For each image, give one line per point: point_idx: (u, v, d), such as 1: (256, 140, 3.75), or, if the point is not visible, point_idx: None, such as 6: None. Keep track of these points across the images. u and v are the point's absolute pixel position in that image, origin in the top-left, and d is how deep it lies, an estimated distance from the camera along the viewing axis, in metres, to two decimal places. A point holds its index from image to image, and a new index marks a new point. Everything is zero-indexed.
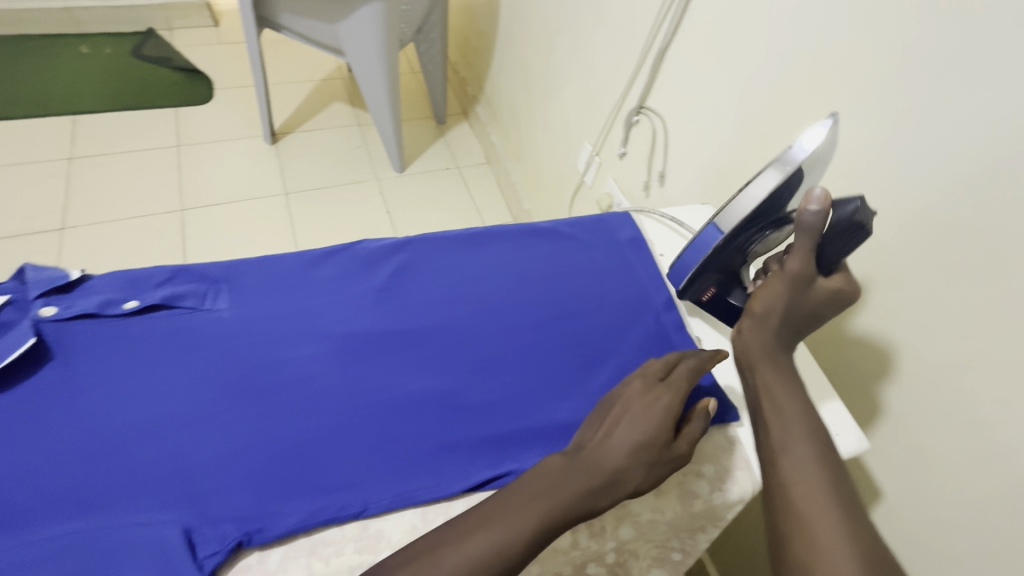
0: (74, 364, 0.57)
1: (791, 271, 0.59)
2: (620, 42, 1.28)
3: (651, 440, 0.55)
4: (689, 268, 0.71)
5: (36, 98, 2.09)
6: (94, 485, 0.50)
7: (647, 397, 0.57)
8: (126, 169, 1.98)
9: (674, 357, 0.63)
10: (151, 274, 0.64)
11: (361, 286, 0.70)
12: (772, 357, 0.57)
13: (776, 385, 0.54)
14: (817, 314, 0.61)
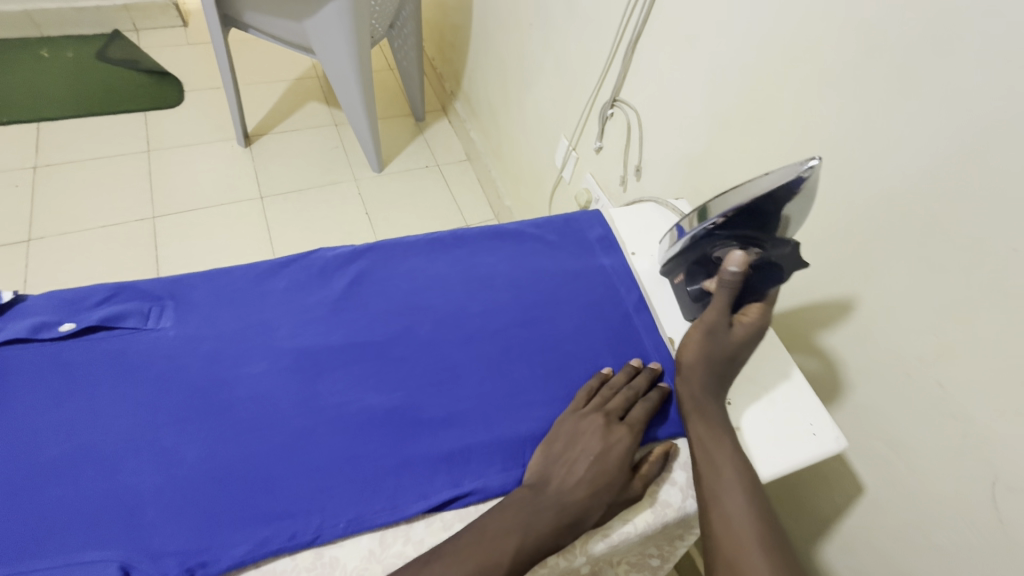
0: (2, 394, 0.53)
1: (708, 320, 0.63)
2: (592, 33, 1.25)
3: (611, 480, 0.55)
4: (669, 247, 0.72)
5: None
6: (19, 527, 0.47)
7: (608, 438, 0.58)
8: (93, 176, 1.92)
9: (632, 389, 0.63)
10: (89, 293, 0.61)
11: (316, 297, 0.66)
12: (703, 409, 0.61)
13: (709, 434, 0.59)
14: (741, 358, 0.64)
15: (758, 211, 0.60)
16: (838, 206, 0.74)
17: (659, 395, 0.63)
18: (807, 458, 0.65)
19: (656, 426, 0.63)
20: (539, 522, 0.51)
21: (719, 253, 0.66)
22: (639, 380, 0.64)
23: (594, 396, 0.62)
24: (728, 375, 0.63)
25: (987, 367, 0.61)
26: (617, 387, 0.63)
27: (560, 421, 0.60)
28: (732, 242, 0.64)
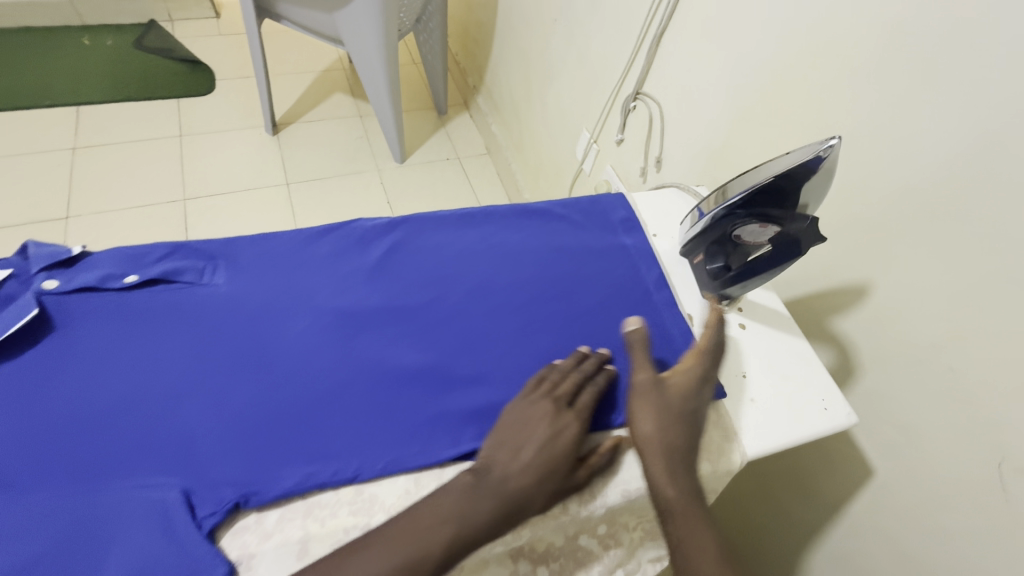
0: (73, 336, 0.58)
1: (639, 382, 0.61)
2: (616, 27, 1.28)
3: (556, 467, 0.55)
4: (689, 229, 0.75)
5: (38, 89, 2.11)
6: (87, 453, 0.51)
7: (555, 427, 0.57)
8: (129, 160, 1.99)
9: (582, 374, 0.62)
10: (149, 249, 0.65)
11: (355, 263, 0.70)
12: (675, 482, 0.56)
13: (692, 517, 0.54)
14: (695, 412, 0.61)
15: (779, 189, 0.64)
16: (856, 193, 0.76)
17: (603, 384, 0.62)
18: (820, 431, 0.68)
19: (608, 412, 0.63)
20: (461, 518, 0.50)
21: (740, 231, 0.69)
22: (587, 365, 0.63)
23: (544, 382, 0.61)
24: (689, 446, 0.59)
25: (998, 352, 0.64)
26: (567, 372, 0.62)
27: (500, 423, 0.58)
28: (752, 221, 0.67)
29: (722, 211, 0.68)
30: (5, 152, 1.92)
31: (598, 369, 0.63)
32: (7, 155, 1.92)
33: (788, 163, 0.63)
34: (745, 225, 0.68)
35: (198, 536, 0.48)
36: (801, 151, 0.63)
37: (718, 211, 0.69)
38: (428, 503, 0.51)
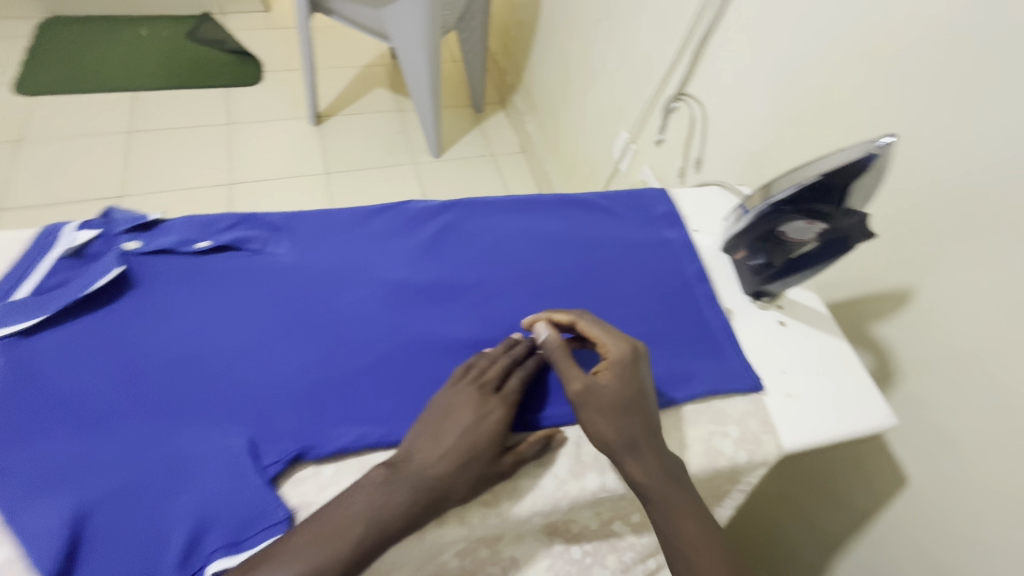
0: (149, 292, 0.62)
1: (577, 390, 0.57)
2: (661, 29, 1.29)
3: (479, 452, 0.54)
4: (734, 225, 0.77)
5: (99, 74, 2.22)
6: (160, 399, 0.55)
7: (478, 411, 0.56)
8: (181, 144, 2.08)
9: (510, 359, 0.61)
10: (220, 219, 0.70)
11: (407, 241, 0.73)
12: (638, 463, 0.55)
13: (667, 494, 0.54)
14: (637, 397, 0.58)
15: (826, 187, 0.64)
16: (904, 196, 0.76)
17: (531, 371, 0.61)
18: (862, 430, 0.67)
19: (539, 401, 0.63)
20: (383, 506, 0.50)
21: (785, 228, 0.70)
22: (517, 350, 0.62)
23: (471, 369, 0.60)
24: (648, 432, 0.56)
25: None
26: (495, 357, 0.61)
27: (421, 415, 0.57)
28: (797, 217, 0.68)
29: (767, 207, 0.70)
30: (67, 132, 2.02)
31: (522, 359, 0.62)
32: (67, 134, 2.02)
33: (836, 161, 0.64)
34: (789, 221, 0.69)
35: (261, 482, 0.51)
36: (850, 149, 0.63)
37: (763, 207, 0.70)
38: (350, 495, 0.50)
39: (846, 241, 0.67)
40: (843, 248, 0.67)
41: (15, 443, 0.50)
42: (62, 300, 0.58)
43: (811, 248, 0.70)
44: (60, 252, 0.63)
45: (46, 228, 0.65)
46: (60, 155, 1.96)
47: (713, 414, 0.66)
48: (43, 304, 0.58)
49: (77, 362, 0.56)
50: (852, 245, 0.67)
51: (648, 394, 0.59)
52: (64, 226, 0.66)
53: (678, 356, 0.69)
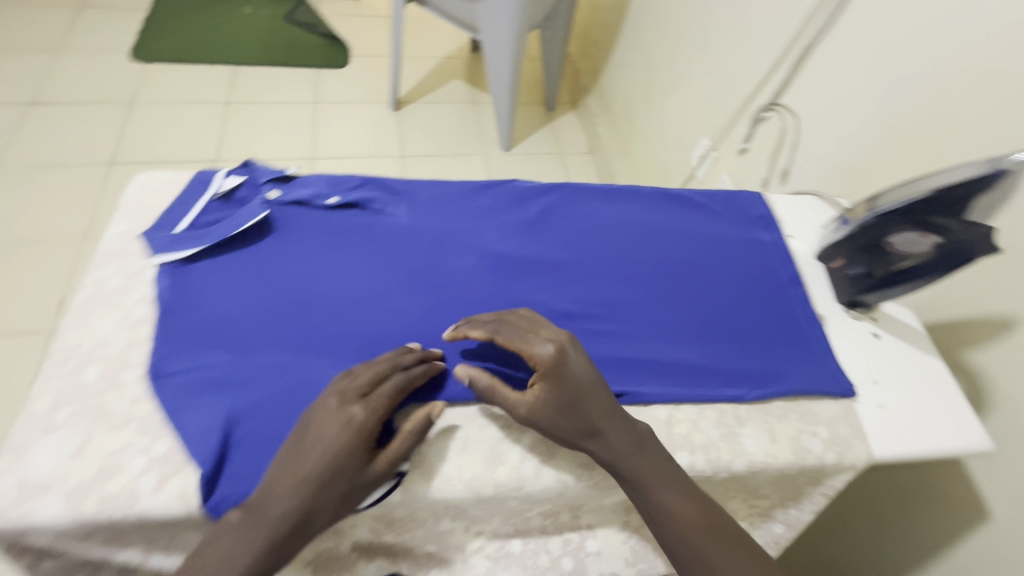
0: (287, 238, 0.68)
1: (525, 413, 0.56)
2: (758, 38, 1.28)
3: (341, 466, 0.50)
4: (832, 234, 0.77)
5: (204, 47, 2.35)
6: (293, 332, 0.61)
7: (335, 420, 0.51)
8: (273, 119, 2.20)
9: (385, 362, 0.57)
10: (347, 178, 0.76)
11: (513, 217, 0.77)
12: (604, 443, 0.55)
13: (637, 468, 0.55)
14: (570, 396, 0.55)
15: (945, 199, 0.63)
16: None
17: (411, 372, 0.57)
18: (955, 449, 0.66)
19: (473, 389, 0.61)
20: (244, 546, 0.47)
21: (892, 238, 0.69)
22: (404, 355, 0.58)
23: (343, 377, 0.55)
24: (590, 426, 0.55)
25: None
26: (370, 362, 0.57)
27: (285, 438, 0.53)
28: (908, 228, 0.67)
29: (872, 219, 0.69)
30: (171, 99, 2.13)
31: (397, 361, 0.57)
32: (172, 101, 2.13)
33: (956, 174, 0.63)
34: (897, 232, 0.68)
35: None
36: (973, 164, 0.62)
37: (868, 218, 0.70)
38: (211, 540, 0.48)
39: (966, 252, 0.66)
40: (962, 258, 0.67)
41: (179, 354, 0.58)
42: (217, 235, 0.66)
43: (923, 258, 0.69)
44: (213, 194, 0.70)
45: (201, 173, 0.73)
46: (164, 119, 2.07)
47: (804, 413, 0.66)
48: (202, 238, 0.65)
49: (227, 291, 0.63)
50: (972, 256, 0.66)
51: (578, 393, 0.55)
52: (215, 172, 0.74)
53: (769, 353, 0.70)
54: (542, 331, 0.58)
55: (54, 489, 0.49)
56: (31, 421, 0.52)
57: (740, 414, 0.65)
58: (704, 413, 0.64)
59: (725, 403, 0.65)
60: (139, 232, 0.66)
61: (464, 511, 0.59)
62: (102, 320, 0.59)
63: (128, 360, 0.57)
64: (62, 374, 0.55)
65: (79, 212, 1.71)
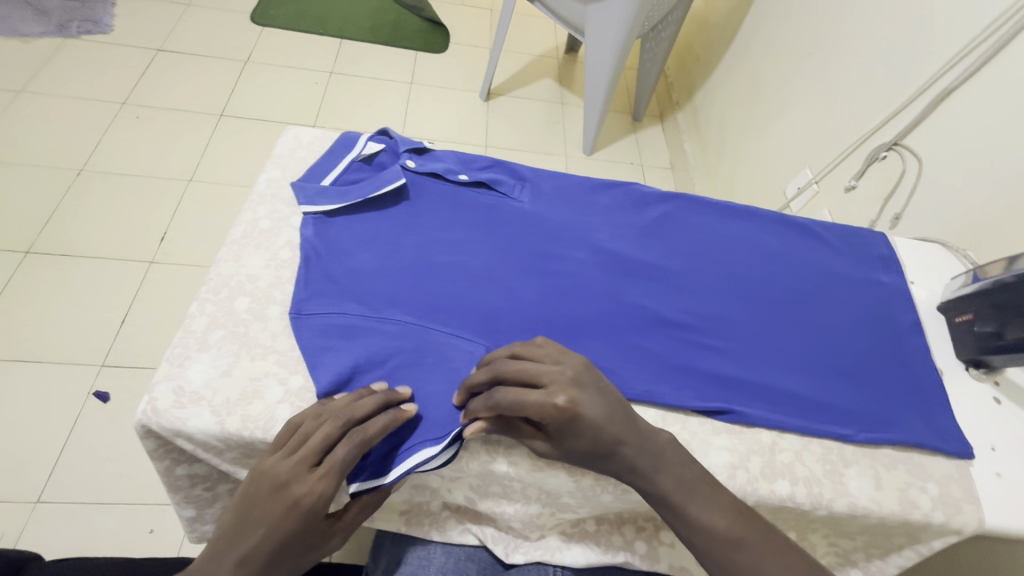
0: (418, 206, 0.72)
1: (543, 455, 0.54)
2: (893, 76, 1.21)
3: (295, 539, 0.49)
4: (970, 286, 0.74)
5: (312, 18, 2.31)
6: (417, 295, 0.64)
7: (280, 498, 0.49)
8: (367, 94, 2.12)
9: (338, 422, 0.51)
10: (477, 159, 0.79)
11: (630, 219, 0.78)
12: (628, 466, 0.54)
13: (660, 479, 0.54)
14: (587, 442, 0.52)
15: None
16: None
17: (369, 432, 0.51)
18: None
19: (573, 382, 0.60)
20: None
21: None
22: (364, 408, 0.53)
23: (293, 437, 0.51)
24: (609, 462, 0.54)
25: None
26: (324, 420, 0.52)
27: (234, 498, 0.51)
28: None
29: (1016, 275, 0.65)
30: (282, 64, 2.10)
31: (355, 422, 0.52)
32: (281, 66, 2.10)
33: None
34: None
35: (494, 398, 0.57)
36: None
37: (1012, 274, 0.66)
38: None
39: None
40: None
41: (316, 299, 0.61)
42: (359, 194, 0.69)
43: None
44: (356, 156, 0.74)
45: (345, 135, 0.78)
46: (273, 82, 2.03)
47: (913, 466, 0.63)
48: (345, 194, 0.69)
49: (362, 248, 0.67)
50: None
51: (595, 443, 0.52)
52: (357, 136, 0.78)
53: (881, 398, 0.67)
54: (546, 382, 0.52)
55: (205, 402, 0.54)
56: (189, 337, 0.57)
57: (846, 454, 0.63)
58: (808, 446, 0.63)
59: (831, 440, 0.63)
60: (291, 181, 0.72)
61: (557, 496, 0.60)
62: (252, 257, 0.64)
63: (273, 297, 0.62)
64: (217, 300, 0.60)
65: (188, 153, 1.71)
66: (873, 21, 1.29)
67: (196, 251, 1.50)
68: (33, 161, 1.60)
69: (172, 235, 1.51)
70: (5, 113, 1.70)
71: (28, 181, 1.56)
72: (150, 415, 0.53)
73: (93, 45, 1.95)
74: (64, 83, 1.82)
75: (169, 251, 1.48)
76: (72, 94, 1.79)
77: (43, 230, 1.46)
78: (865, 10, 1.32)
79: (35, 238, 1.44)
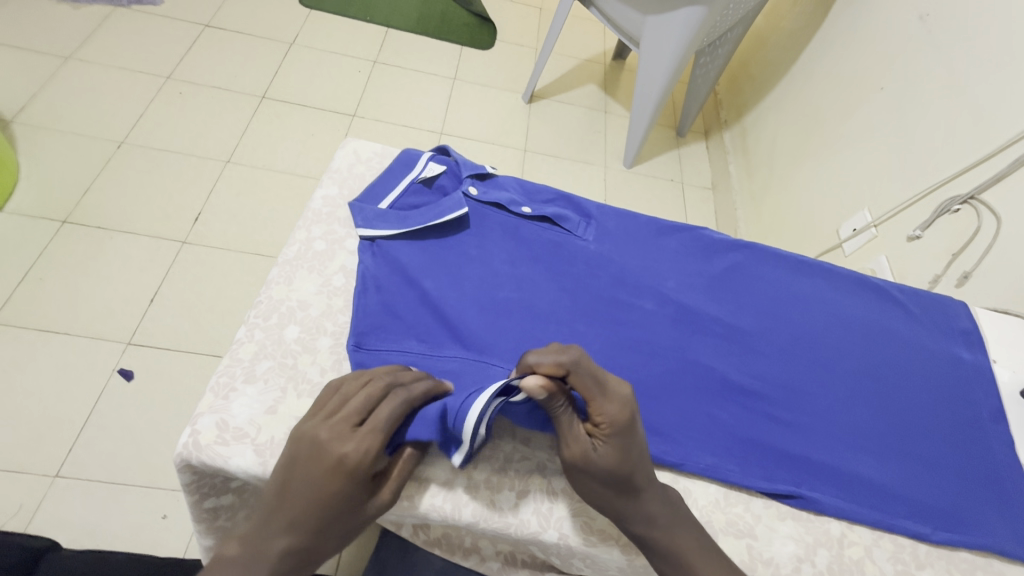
0: (479, 239, 0.68)
1: (581, 458, 0.50)
2: (985, 132, 1.02)
3: (340, 503, 0.45)
4: None
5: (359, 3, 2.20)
6: (478, 335, 0.60)
7: (324, 460, 0.45)
8: (403, 84, 2.00)
9: (382, 381, 0.50)
10: (541, 192, 0.75)
11: (701, 268, 0.73)
12: (643, 515, 0.50)
13: (675, 541, 0.50)
14: (630, 460, 0.49)
15: None
16: None
17: (412, 395, 0.50)
18: None
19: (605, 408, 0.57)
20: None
21: None
22: (405, 373, 0.52)
23: (335, 400, 0.49)
24: (631, 498, 0.50)
25: None
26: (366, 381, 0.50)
27: (274, 468, 0.48)
28: None
29: None
30: (326, 48, 2.02)
31: (395, 381, 0.51)
32: (325, 50, 2.02)
33: None
34: None
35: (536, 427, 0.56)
36: None
37: None
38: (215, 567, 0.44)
39: None
40: None
41: (373, 334, 0.59)
42: (418, 222, 0.66)
43: None
44: (416, 177, 0.71)
45: (407, 152, 0.75)
46: (313, 67, 1.95)
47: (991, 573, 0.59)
48: (405, 220, 0.66)
49: (421, 279, 0.63)
50: None
51: (634, 465, 0.49)
52: (418, 154, 0.74)
53: (960, 492, 0.62)
54: (620, 386, 0.50)
55: (249, 440, 0.51)
56: (234, 366, 0.55)
57: (919, 554, 0.58)
58: (879, 541, 0.58)
59: (904, 536, 0.59)
60: (348, 200, 0.71)
61: (604, 568, 0.56)
62: (304, 281, 0.63)
63: (324, 327, 0.60)
64: (266, 327, 0.59)
65: (226, 135, 1.68)
66: (966, 60, 1.09)
67: (226, 234, 1.46)
68: (78, 129, 1.60)
69: (205, 218, 1.49)
70: (52, 79, 1.69)
71: (68, 150, 1.55)
72: (191, 449, 0.50)
73: (142, 15, 1.93)
74: (113, 52, 1.80)
75: (201, 232, 1.45)
76: (119, 65, 1.77)
77: (80, 202, 1.45)
78: (950, 44, 1.13)
79: (72, 208, 1.44)
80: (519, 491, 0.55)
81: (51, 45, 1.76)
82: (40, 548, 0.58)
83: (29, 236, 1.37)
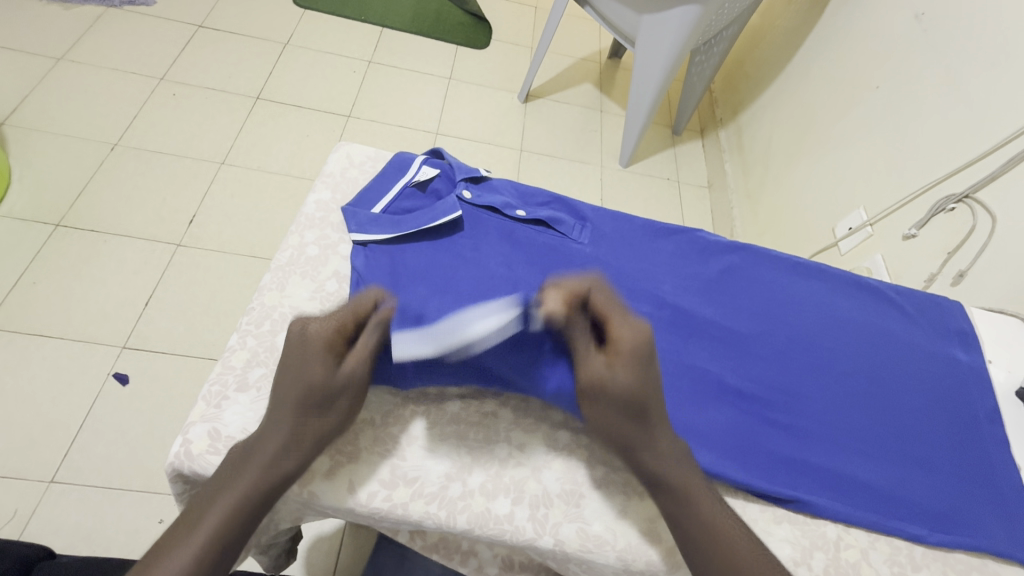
0: (474, 242, 0.68)
1: (600, 384, 0.50)
2: (981, 130, 1.02)
3: (311, 373, 0.50)
4: None
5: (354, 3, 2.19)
6: None
7: (298, 339, 0.52)
8: (398, 84, 1.99)
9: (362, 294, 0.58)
10: (536, 194, 0.75)
11: (696, 271, 0.73)
12: (654, 450, 0.51)
13: (685, 479, 0.51)
14: (647, 385, 0.51)
15: None
16: None
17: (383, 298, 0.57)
18: None
19: None
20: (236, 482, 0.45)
21: None
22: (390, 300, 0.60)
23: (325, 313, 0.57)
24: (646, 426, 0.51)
25: None
26: None
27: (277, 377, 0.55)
28: None
29: None
30: (320, 48, 2.01)
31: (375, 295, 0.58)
32: (319, 50, 2.01)
33: None
34: None
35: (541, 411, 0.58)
36: None
37: None
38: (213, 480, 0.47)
39: None
40: None
41: None
42: (412, 225, 0.66)
43: None
44: (409, 181, 0.71)
45: (401, 156, 0.74)
46: (307, 67, 1.94)
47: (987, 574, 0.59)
48: (399, 224, 0.66)
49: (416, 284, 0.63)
50: None
51: (650, 390, 0.51)
52: (412, 157, 0.74)
53: (957, 494, 0.62)
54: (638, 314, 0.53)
55: None
56: (227, 374, 0.55)
57: (917, 557, 0.59)
58: (876, 543, 0.58)
59: (901, 539, 0.59)
60: (341, 205, 0.70)
61: None
62: (297, 287, 0.63)
63: None
64: (259, 334, 0.59)
65: (220, 136, 1.67)
66: (962, 58, 1.08)
67: (221, 236, 1.46)
68: (70, 132, 1.58)
69: (200, 219, 1.48)
70: (44, 81, 1.67)
71: (61, 152, 1.54)
72: (183, 458, 0.50)
73: (134, 16, 1.91)
74: (105, 53, 1.78)
75: (195, 235, 1.44)
76: (111, 66, 1.76)
77: (73, 205, 1.44)
78: (946, 42, 1.13)
79: (65, 211, 1.43)
80: (515, 497, 0.55)
81: (43, 47, 1.75)
82: (34, 556, 0.57)
83: (21, 240, 1.35)
